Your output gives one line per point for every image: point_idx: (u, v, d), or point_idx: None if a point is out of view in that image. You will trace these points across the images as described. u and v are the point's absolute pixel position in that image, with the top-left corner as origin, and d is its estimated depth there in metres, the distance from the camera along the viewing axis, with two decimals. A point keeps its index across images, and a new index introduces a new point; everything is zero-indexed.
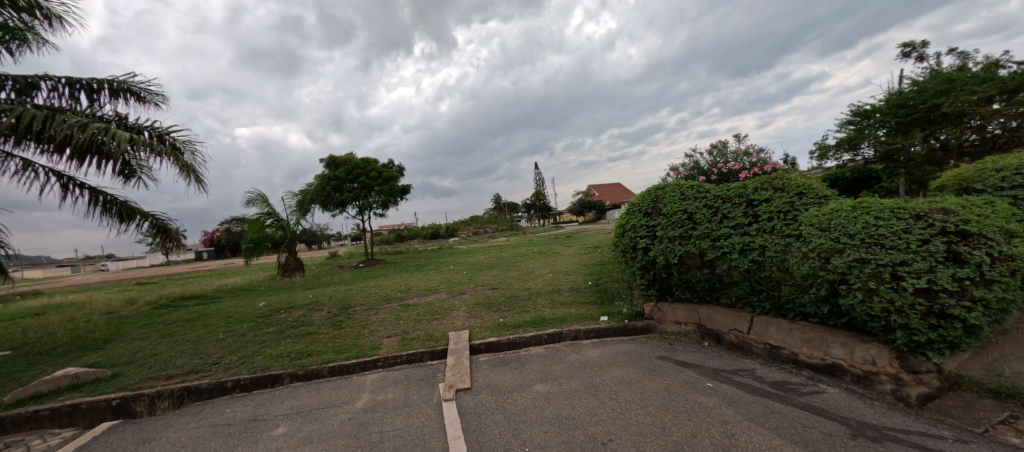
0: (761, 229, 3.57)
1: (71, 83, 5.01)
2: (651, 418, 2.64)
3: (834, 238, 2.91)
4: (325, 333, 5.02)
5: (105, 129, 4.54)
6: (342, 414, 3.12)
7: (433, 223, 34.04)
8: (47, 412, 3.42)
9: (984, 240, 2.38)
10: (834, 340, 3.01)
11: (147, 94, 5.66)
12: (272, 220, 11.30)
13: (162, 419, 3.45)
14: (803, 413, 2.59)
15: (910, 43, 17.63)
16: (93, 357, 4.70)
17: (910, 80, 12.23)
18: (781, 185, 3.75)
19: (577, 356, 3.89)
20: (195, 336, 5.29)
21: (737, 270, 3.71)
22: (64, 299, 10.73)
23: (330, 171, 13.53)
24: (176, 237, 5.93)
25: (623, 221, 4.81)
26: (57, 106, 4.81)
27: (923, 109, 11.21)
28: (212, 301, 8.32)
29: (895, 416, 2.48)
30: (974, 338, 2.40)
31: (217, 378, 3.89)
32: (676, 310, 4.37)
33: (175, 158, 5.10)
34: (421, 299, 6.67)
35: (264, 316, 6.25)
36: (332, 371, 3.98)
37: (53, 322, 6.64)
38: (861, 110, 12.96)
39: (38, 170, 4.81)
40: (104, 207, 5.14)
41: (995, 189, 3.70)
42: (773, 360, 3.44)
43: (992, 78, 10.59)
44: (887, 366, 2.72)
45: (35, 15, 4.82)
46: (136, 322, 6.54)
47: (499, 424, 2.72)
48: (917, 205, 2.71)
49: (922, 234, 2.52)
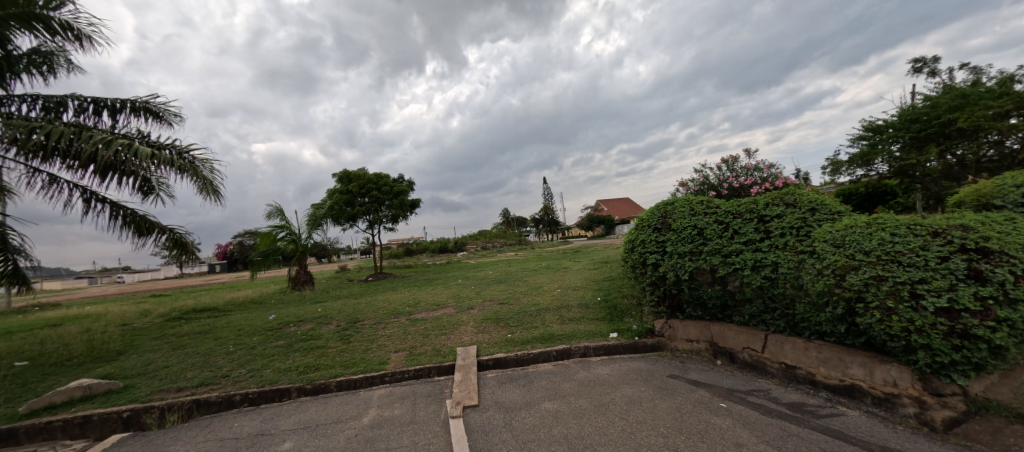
0: (774, 245, 3.51)
1: (95, 102, 5.26)
2: (662, 440, 2.56)
3: (849, 255, 2.85)
4: (334, 347, 5.05)
5: (128, 146, 4.74)
6: (349, 430, 3.10)
7: (441, 238, 34.22)
8: (59, 423, 3.46)
9: (1005, 257, 2.32)
10: (853, 360, 2.92)
11: (165, 113, 5.90)
12: (285, 233, 11.49)
13: (169, 433, 3.46)
14: (822, 437, 2.50)
15: (920, 59, 17.66)
16: (106, 368, 4.77)
17: (923, 96, 12.15)
18: (793, 201, 3.72)
19: (587, 374, 3.83)
20: (205, 349, 5.34)
21: (749, 287, 3.63)
22: (80, 311, 10.92)
23: (342, 186, 13.78)
24: (193, 250, 6.05)
25: (633, 236, 4.77)
26: (83, 124, 5.05)
27: (937, 124, 11.05)
28: (223, 314, 8.37)
29: (919, 442, 2.37)
30: (1000, 360, 2.30)
31: (226, 391, 3.90)
32: (688, 327, 4.28)
33: (193, 174, 5.27)
34: (429, 313, 6.68)
35: (274, 329, 6.30)
36: (340, 386, 3.97)
37: (69, 334, 6.73)
38: (873, 125, 12.95)
39: (63, 186, 5.01)
40: (124, 220, 5.31)
41: (1015, 205, 3.62)
42: (789, 380, 3.34)
43: (1008, 93, 10.43)
44: (910, 388, 2.62)
45: (67, 37, 5.07)
46: (148, 334, 6.61)
47: (506, 442, 2.69)
48: (934, 221, 2.67)
49: (941, 251, 2.47)
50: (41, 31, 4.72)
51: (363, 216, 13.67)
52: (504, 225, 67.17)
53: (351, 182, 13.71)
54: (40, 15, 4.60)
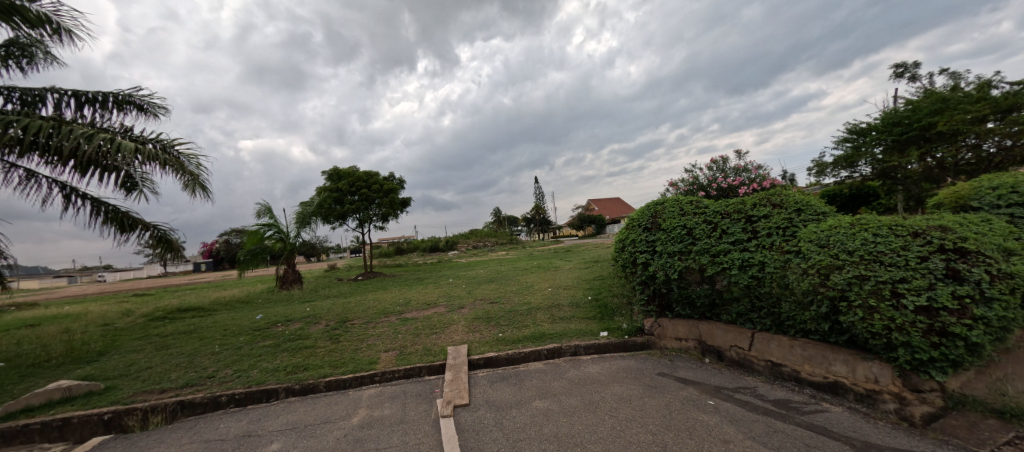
0: (761, 245, 3.57)
1: (76, 95, 5.10)
2: (651, 437, 2.59)
3: (833, 255, 2.92)
4: (323, 347, 4.99)
5: (110, 139, 4.62)
6: (338, 430, 3.07)
7: (432, 237, 34.04)
8: (38, 426, 3.36)
9: (982, 257, 2.40)
10: (836, 358, 2.99)
11: (150, 106, 5.75)
12: (272, 232, 11.31)
13: (153, 435, 3.39)
14: (806, 432, 2.55)
15: (901, 64, 18.11)
16: (86, 369, 4.65)
17: (905, 100, 12.45)
18: (780, 201, 3.78)
19: (577, 373, 3.85)
20: (190, 349, 5.23)
21: (737, 286, 3.69)
22: (58, 310, 10.59)
23: (331, 183, 13.60)
24: (177, 248, 5.93)
25: (623, 235, 4.81)
26: (62, 118, 4.90)
27: (918, 127, 11.31)
28: (209, 314, 8.21)
29: (899, 437, 2.44)
30: (977, 356, 2.38)
31: (211, 392, 3.83)
32: (677, 326, 4.33)
33: (179, 169, 5.16)
34: (420, 313, 6.63)
35: (262, 329, 6.21)
36: (329, 386, 3.92)
37: (47, 334, 6.54)
38: (857, 127, 13.24)
39: (41, 181, 4.86)
40: (106, 217, 5.17)
41: (992, 207, 3.73)
42: (775, 377, 3.40)
43: (985, 98, 10.76)
44: (890, 385, 2.69)
45: (46, 30, 4.90)
46: (131, 334, 6.45)
47: (497, 442, 2.68)
48: (914, 222, 2.74)
49: (920, 251, 2.54)
50: (17, 23, 4.56)
51: (353, 215, 13.52)
52: (495, 225, 67.12)
53: (341, 180, 13.56)
54: (17, 6, 4.43)
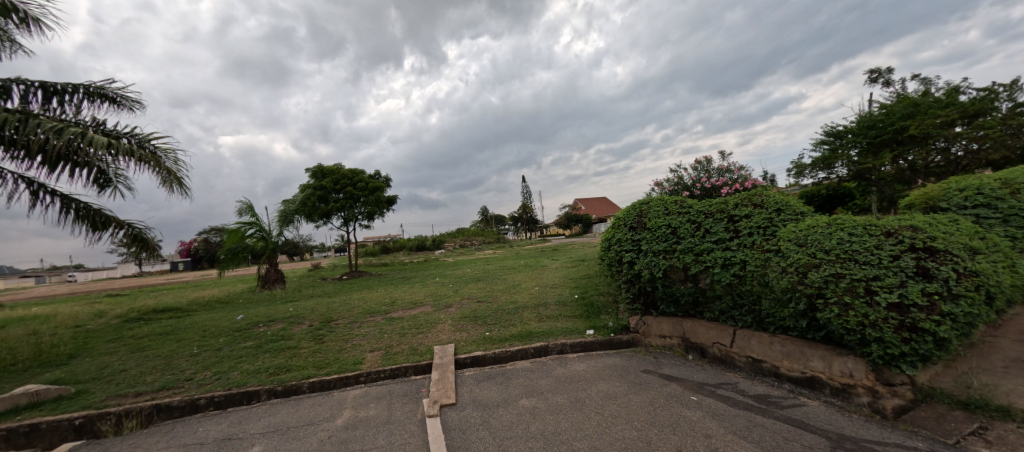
0: (742, 244, 3.66)
1: (43, 87, 4.88)
2: (636, 433, 2.63)
3: (811, 254, 3.00)
4: (307, 347, 4.91)
5: (82, 134, 4.43)
6: (322, 431, 3.02)
7: (419, 236, 33.74)
8: (3, 432, 3.21)
9: (949, 256, 2.50)
10: (814, 354, 3.08)
11: (124, 99, 5.55)
12: (254, 230, 11.04)
13: (127, 439, 3.27)
14: (785, 426, 2.62)
15: (875, 70, 18.75)
16: (55, 373, 4.46)
17: (879, 104, 12.89)
18: (761, 201, 3.87)
19: (563, 371, 3.88)
20: (167, 351, 5.07)
21: (719, 285, 3.77)
22: (24, 312, 10.13)
23: (315, 181, 13.35)
24: (153, 247, 5.73)
25: (609, 234, 4.86)
26: (29, 111, 4.68)
27: (891, 131, 11.65)
28: (187, 314, 7.97)
29: (872, 429, 2.53)
30: (944, 351, 2.48)
31: (189, 395, 3.72)
32: (662, 323, 4.40)
33: (156, 164, 4.99)
34: (406, 312, 6.57)
35: (243, 330, 6.06)
36: (313, 387, 3.86)
37: (12, 337, 6.25)
38: (834, 130, 13.66)
39: (6, 177, 4.63)
40: (77, 214, 4.96)
41: (959, 208, 3.89)
42: (755, 373, 3.49)
43: (953, 103, 11.22)
44: (864, 379, 2.78)
45: (13, 18, 4.67)
46: (103, 336, 6.21)
47: (483, 441, 2.68)
48: (887, 222, 2.84)
49: (892, 250, 2.64)
50: None
51: (337, 213, 13.30)
52: (483, 223, 66.98)
53: (325, 178, 13.33)
54: None
